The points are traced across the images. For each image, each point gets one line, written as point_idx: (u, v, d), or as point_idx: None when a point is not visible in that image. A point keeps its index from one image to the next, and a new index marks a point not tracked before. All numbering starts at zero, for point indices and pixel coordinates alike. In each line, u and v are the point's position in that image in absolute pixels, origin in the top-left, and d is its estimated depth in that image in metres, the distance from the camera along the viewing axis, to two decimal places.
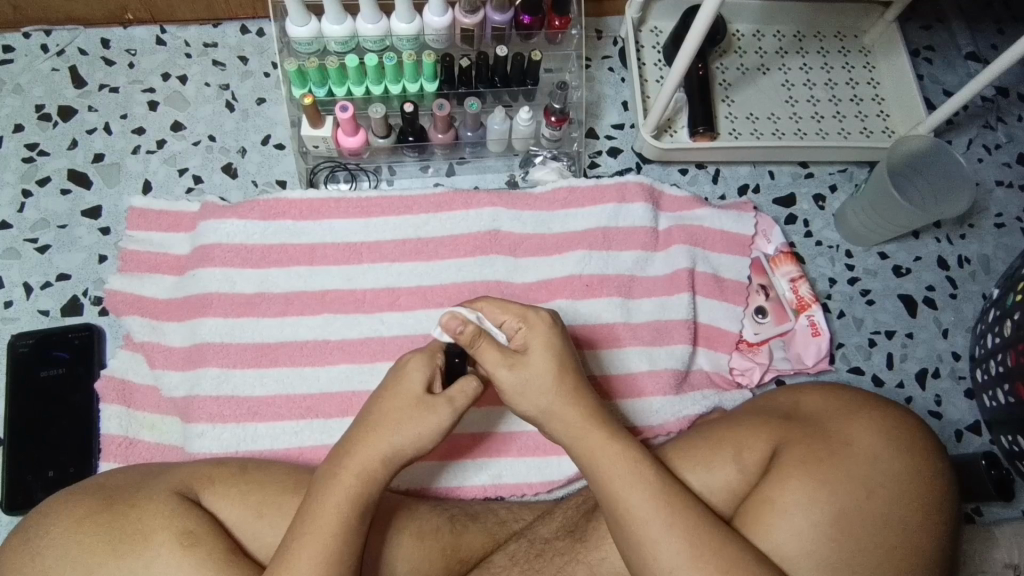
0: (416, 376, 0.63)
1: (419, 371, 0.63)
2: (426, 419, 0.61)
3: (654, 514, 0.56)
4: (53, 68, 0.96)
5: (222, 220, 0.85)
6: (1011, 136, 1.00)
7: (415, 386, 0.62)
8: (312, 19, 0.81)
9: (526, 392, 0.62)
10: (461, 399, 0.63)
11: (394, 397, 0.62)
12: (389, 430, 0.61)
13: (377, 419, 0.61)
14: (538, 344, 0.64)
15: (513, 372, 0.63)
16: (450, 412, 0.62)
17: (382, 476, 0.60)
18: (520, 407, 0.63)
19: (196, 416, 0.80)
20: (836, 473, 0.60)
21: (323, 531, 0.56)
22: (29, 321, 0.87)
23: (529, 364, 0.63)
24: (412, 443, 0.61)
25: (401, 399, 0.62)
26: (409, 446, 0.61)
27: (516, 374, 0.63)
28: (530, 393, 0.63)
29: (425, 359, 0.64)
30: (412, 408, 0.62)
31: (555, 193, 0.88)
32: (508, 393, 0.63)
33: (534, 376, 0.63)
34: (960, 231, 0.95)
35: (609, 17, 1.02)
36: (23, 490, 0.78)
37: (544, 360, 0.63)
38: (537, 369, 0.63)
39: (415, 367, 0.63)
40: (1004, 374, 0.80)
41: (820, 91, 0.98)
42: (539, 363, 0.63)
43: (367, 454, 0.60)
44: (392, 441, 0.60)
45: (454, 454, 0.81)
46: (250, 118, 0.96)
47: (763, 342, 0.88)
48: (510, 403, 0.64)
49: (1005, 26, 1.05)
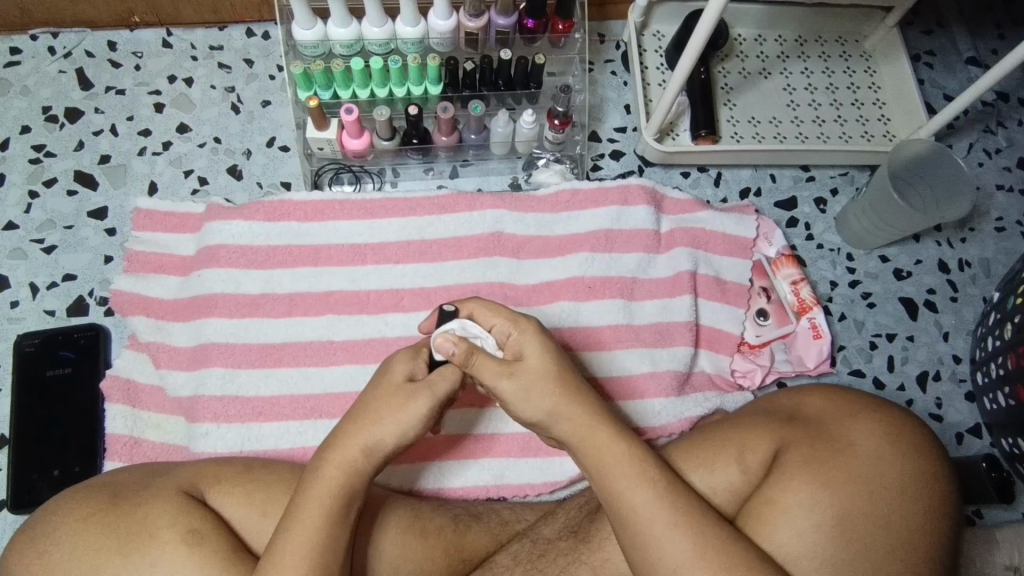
0: (399, 367, 0.63)
1: (402, 363, 0.63)
2: (404, 405, 0.61)
3: (659, 514, 0.57)
4: (59, 70, 0.97)
5: (228, 222, 0.85)
6: (1011, 141, 1.01)
7: (397, 376, 0.62)
8: (318, 23, 0.81)
9: (530, 397, 0.62)
10: (441, 385, 0.62)
11: (377, 388, 0.62)
12: (370, 420, 0.60)
13: (360, 410, 0.61)
14: (535, 346, 0.63)
15: (514, 380, 0.62)
16: (429, 398, 0.61)
17: (366, 468, 0.60)
18: (523, 412, 0.62)
19: (201, 415, 0.80)
20: (840, 473, 0.61)
21: (307, 525, 0.56)
22: (35, 321, 0.87)
23: (529, 366, 0.62)
24: (394, 431, 0.60)
25: (385, 388, 0.62)
26: (394, 436, 0.60)
27: (517, 381, 0.62)
28: (534, 398, 0.62)
29: (408, 355, 0.64)
30: (395, 394, 0.61)
31: (558, 196, 0.89)
32: (510, 402, 0.62)
33: (536, 380, 0.62)
34: (961, 235, 0.96)
35: (611, 21, 1.03)
36: (29, 489, 0.79)
37: (545, 359, 0.63)
38: (536, 373, 0.62)
39: (399, 360, 0.64)
40: (1005, 377, 0.81)
41: (821, 95, 0.98)
42: (537, 367, 0.62)
43: (346, 447, 0.59)
44: (373, 432, 0.60)
45: (452, 450, 0.82)
46: (255, 121, 0.97)
47: (766, 343, 0.88)
48: (512, 410, 0.63)
49: (1005, 31, 1.06)
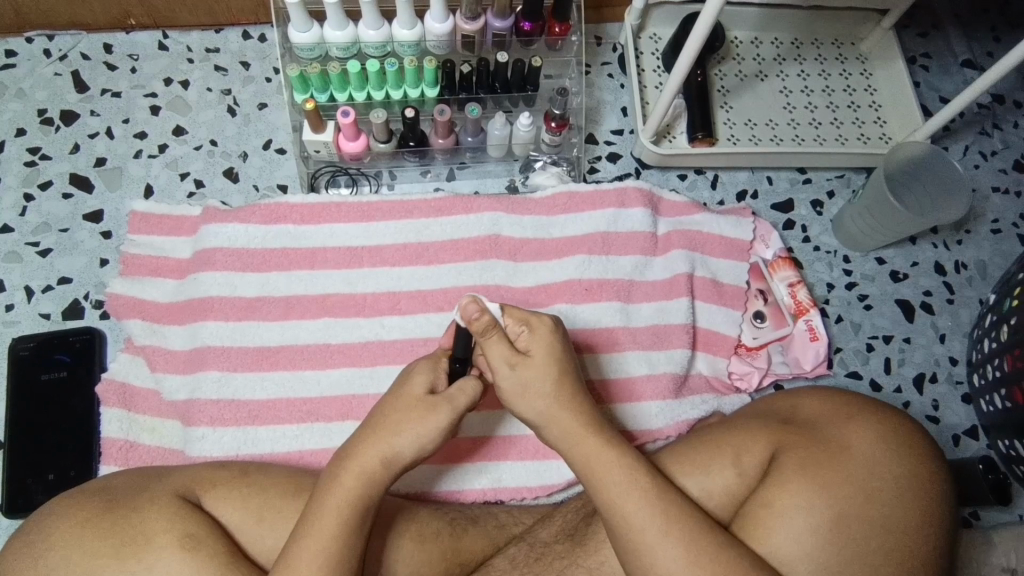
0: (420, 380, 0.64)
1: (422, 375, 0.64)
2: (425, 419, 0.61)
3: (652, 521, 0.57)
4: (55, 73, 0.97)
5: (224, 224, 0.85)
6: (1006, 143, 1.01)
7: (417, 389, 0.63)
8: (314, 25, 0.81)
9: (528, 393, 0.62)
10: (461, 399, 0.63)
11: (397, 400, 0.63)
12: (391, 432, 0.61)
13: (381, 422, 0.62)
14: (541, 349, 0.64)
15: (516, 371, 0.63)
16: (451, 411, 0.62)
17: (383, 478, 0.60)
18: (518, 408, 0.63)
19: (197, 419, 0.80)
20: (834, 478, 0.61)
21: (325, 532, 0.56)
22: (30, 324, 0.87)
23: (533, 362, 0.63)
24: (413, 444, 0.61)
25: (404, 401, 0.62)
26: (413, 448, 0.61)
27: (519, 372, 0.63)
28: (531, 395, 0.62)
29: (428, 366, 0.65)
30: (412, 408, 0.62)
31: (555, 199, 0.89)
32: (508, 393, 0.63)
33: (537, 377, 0.63)
34: (957, 237, 0.96)
35: (608, 23, 1.03)
36: (22, 493, 0.78)
37: (548, 361, 0.64)
38: (540, 368, 0.63)
39: (419, 371, 0.64)
40: (1001, 379, 0.81)
41: (817, 98, 0.99)
42: (542, 364, 0.63)
43: (365, 457, 0.60)
44: (394, 442, 0.60)
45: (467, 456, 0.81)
46: (251, 123, 0.97)
47: (763, 346, 0.88)
48: (509, 402, 0.64)
49: (1001, 33, 1.06)
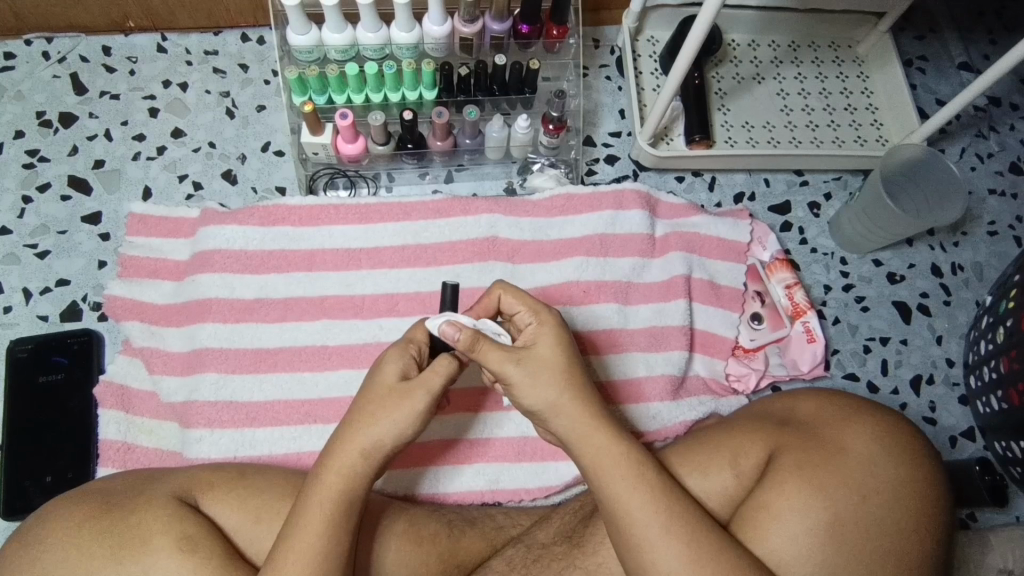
0: (391, 368, 0.62)
1: (395, 362, 0.62)
2: (402, 405, 0.60)
3: (654, 519, 0.57)
4: (53, 75, 0.97)
5: (222, 227, 0.85)
6: (1003, 145, 1.01)
7: (388, 377, 0.62)
8: (313, 28, 0.81)
9: (536, 385, 0.61)
10: (437, 380, 0.61)
11: (373, 389, 0.61)
12: (368, 422, 0.60)
13: (360, 409, 0.61)
14: (547, 338, 0.63)
15: (521, 366, 0.61)
16: (425, 394, 0.60)
17: (362, 470, 0.60)
18: (527, 400, 0.62)
19: (196, 421, 0.80)
20: (832, 479, 0.61)
21: (309, 532, 0.56)
22: (28, 326, 0.87)
23: (537, 353, 0.62)
24: (392, 430, 0.60)
25: (378, 390, 0.61)
26: (393, 434, 0.60)
27: (525, 366, 0.61)
28: (540, 385, 0.61)
29: (399, 351, 0.63)
30: (387, 397, 0.61)
31: (553, 201, 0.89)
32: (516, 387, 0.61)
33: (544, 369, 0.61)
34: (953, 239, 0.96)
35: (605, 26, 1.04)
36: (21, 496, 0.78)
37: (555, 353, 0.63)
38: (547, 363, 0.62)
39: (390, 359, 0.62)
40: (998, 381, 0.81)
41: (814, 100, 0.99)
42: (550, 357, 0.62)
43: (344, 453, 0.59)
44: (374, 432, 0.60)
45: (430, 460, 0.81)
46: (249, 126, 0.97)
47: (760, 347, 0.88)
48: (514, 395, 0.62)
49: (997, 36, 1.07)
